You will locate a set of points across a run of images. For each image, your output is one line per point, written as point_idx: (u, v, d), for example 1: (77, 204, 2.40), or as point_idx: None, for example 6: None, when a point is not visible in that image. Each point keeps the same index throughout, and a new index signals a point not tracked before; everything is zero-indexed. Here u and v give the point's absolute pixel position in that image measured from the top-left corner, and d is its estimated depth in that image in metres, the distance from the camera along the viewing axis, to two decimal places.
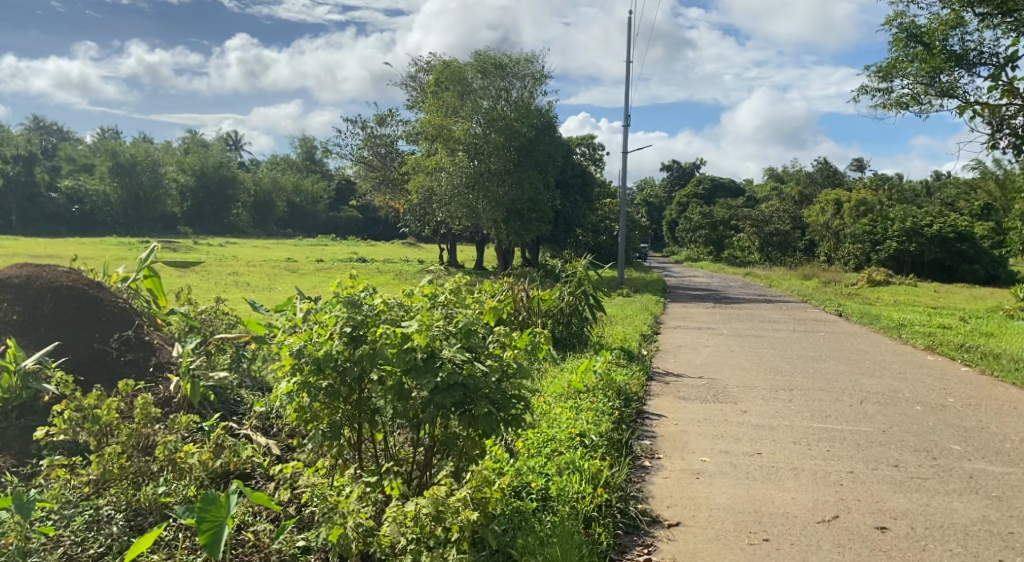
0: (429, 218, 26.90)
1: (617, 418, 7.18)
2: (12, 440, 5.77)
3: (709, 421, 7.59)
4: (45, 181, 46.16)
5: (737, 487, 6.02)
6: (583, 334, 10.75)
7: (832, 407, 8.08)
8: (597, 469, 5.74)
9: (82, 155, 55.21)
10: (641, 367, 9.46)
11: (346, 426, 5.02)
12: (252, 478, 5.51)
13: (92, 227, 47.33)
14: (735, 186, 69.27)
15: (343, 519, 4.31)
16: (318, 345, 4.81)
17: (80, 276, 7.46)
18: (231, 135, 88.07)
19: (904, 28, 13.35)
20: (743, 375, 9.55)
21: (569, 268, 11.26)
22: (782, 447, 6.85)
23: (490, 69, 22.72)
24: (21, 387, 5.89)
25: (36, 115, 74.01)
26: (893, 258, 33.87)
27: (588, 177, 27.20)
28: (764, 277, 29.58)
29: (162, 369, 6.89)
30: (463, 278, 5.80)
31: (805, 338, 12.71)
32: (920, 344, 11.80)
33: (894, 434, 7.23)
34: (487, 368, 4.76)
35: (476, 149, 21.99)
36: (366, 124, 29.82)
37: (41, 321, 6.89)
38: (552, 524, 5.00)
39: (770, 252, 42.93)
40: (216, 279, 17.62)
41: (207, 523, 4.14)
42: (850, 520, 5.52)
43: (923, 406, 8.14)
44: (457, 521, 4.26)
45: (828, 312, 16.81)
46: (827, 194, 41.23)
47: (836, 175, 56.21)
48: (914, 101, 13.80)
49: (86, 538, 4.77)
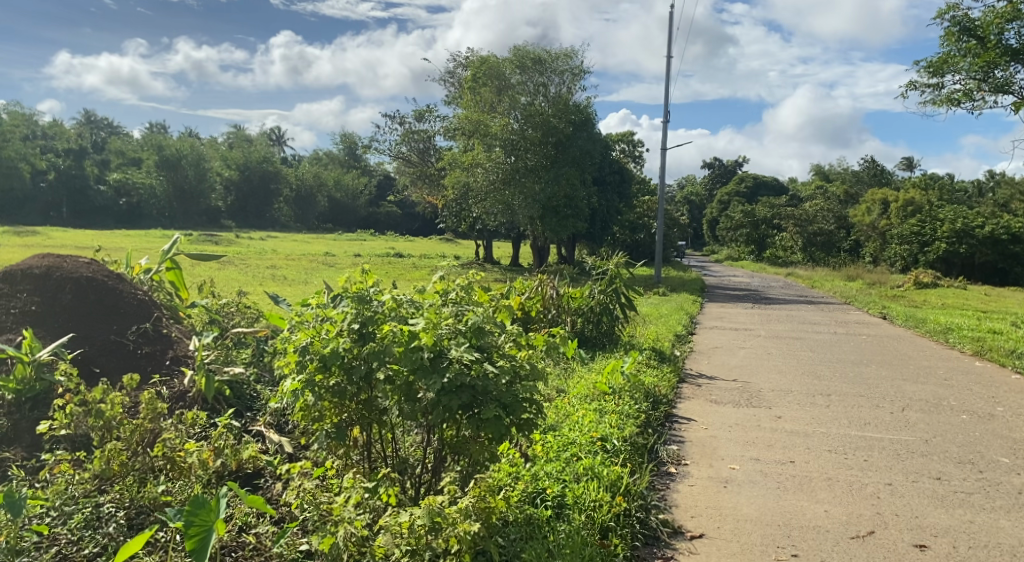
0: (465, 214, 26.69)
1: (644, 421, 6.89)
2: (23, 432, 5.52)
3: (740, 426, 7.25)
4: (94, 174, 46.88)
5: (766, 497, 5.69)
6: (614, 334, 10.39)
7: (872, 414, 7.67)
8: (617, 475, 5.45)
9: (131, 150, 56.06)
10: (673, 369, 9.10)
11: (353, 427, 4.80)
12: (261, 478, 5.36)
13: (139, 220, 48.09)
14: (779, 185, 68.11)
15: (335, 527, 4.12)
16: (326, 341, 4.58)
17: (101, 267, 7.35)
18: (275, 130, 89.34)
19: (957, 21, 12.81)
20: (779, 379, 9.17)
21: (601, 265, 10.89)
22: (817, 455, 6.50)
23: (529, 64, 22.41)
24: (34, 378, 5.73)
25: (87, 111, 75.49)
26: (942, 260, 32.89)
27: (626, 175, 26.83)
28: (806, 278, 28.93)
29: (178, 362, 6.67)
30: (482, 274, 5.58)
31: (846, 341, 12.23)
32: (969, 349, 11.30)
33: (937, 444, 6.83)
34: (497, 368, 4.52)
35: (512, 145, 21.72)
36: (404, 120, 29.60)
37: (59, 314, 6.71)
38: (566, 533, 4.76)
39: (813, 252, 42.21)
40: (251, 272, 17.58)
41: (195, 528, 3.99)
42: (885, 537, 5.17)
43: (969, 415, 7.70)
44: (455, 532, 4.05)
45: (871, 314, 16.28)
46: (874, 194, 40.33)
47: (884, 175, 54.96)
48: (966, 98, 13.18)
49: (82, 537, 4.66)
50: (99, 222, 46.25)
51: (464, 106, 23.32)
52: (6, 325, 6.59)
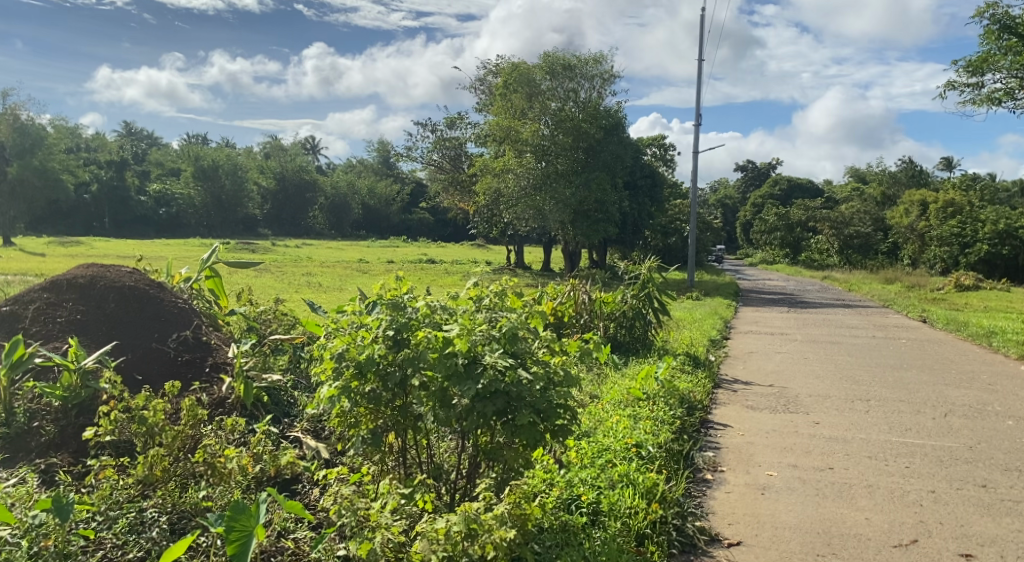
0: (497, 220, 26.77)
1: (678, 427, 6.84)
2: (69, 439, 5.59)
3: (777, 432, 7.18)
4: (135, 185, 48.24)
5: (805, 504, 5.62)
6: (648, 339, 10.33)
7: (913, 420, 7.57)
8: (653, 482, 5.41)
9: (170, 159, 57.10)
10: (708, 374, 9.05)
11: (389, 433, 4.81)
12: (299, 483, 5.42)
13: (178, 230, 49.42)
14: (814, 187, 67.39)
15: (373, 532, 4.17)
16: (362, 348, 4.62)
17: (143, 276, 7.48)
18: (309, 138, 91.03)
19: (997, 19, 12.62)
20: (817, 385, 9.03)
21: (634, 269, 10.92)
22: (857, 462, 6.40)
23: (559, 70, 22.50)
24: (80, 386, 5.77)
25: (127, 122, 77.46)
26: (984, 261, 32.29)
27: (658, 178, 26.67)
28: (844, 280, 28.53)
29: (217, 369, 6.72)
30: (516, 279, 5.60)
31: (886, 345, 12.03)
32: (1013, 354, 11.06)
33: (981, 450, 6.71)
34: (531, 375, 4.53)
35: (543, 150, 21.84)
36: (436, 126, 29.69)
37: (102, 322, 6.79)
38: (602, 541, 4.76)
39: (849, 255, 41.84)
40: (289, 280, 17.78)
41: (235, 533, 4.04)
42: (930, 545, 5.08)
43: (1014, 421, 7.54)
44: (491, 538, 4.05)
45: (911, 317, 16.02)
46: (913, 195, 39.68)
47: (922, 175, 54.03)
48: (1007, 97, 12.97)
49: (127, 541, 4.70)
50: (138, 232, 47.54)
51: (494, 113, 23.33)
52: (52, 333, 6.63)
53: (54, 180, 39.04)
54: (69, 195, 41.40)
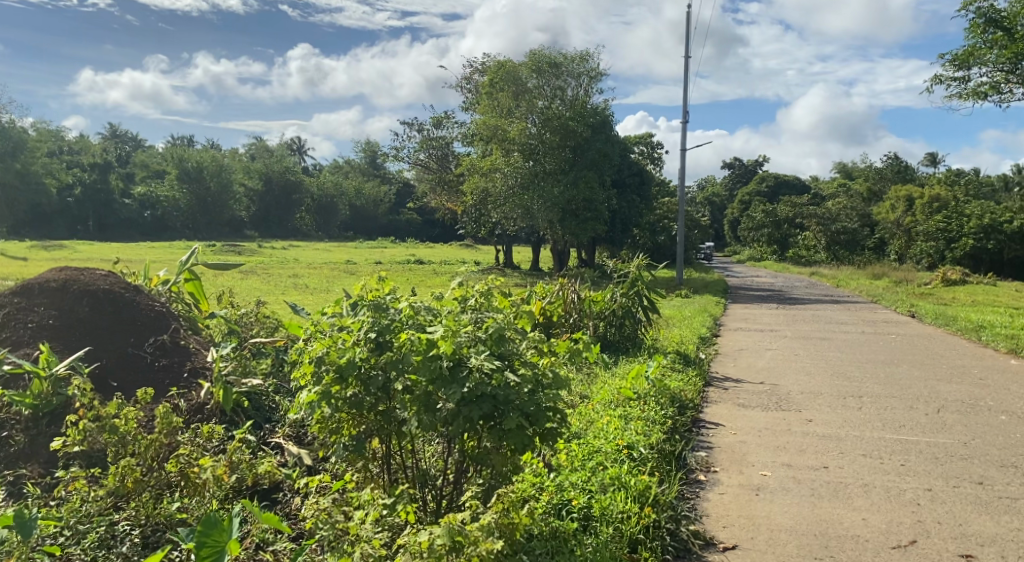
0: (485, 219, 26.61)
1: (669, 427, 6.69)
2: (40, 449, 5.38)
3: (769, 430, 7.05)
4: (119, 188, 47.68)
5: (801, 505, 5.49)
6: (638, 337, 10.18)
7: (906, 416, 7.44)
8: (645, 485, 5.27)
9: (155, 162, 56.54)
10: (699, 372, 8.92)
11: (372, 438, 4.65)
12: (280, 492, 5.26)
13: (163, 233, 48.91)
14: (801, 183, 67.48)
15: (353, 546, 4.00)
16: (342, 351, 4.45)
17: (118, 279, 7.24)
18: (296, 140, 90.66)
19: (982, 13, 12.56)
20: (808, 381, 8.91)
21: (623, 268, 10.77)
22: (851, 461, 6.28)
23: (545, 68, 22.28)
24: (52, 393, 5.59)
25: (112, 124, 76.89)
26: (969, 256, 32.43)
27: (646, 176, 26.57)
28: (832, 276, 28.52)
29: (196, 374, 6.51)
30: (503, 278, 5.46)
31: (876, 341, 11.92)
32: (1002, 348, 10.98)
33: (977, 446, 6.59)
34: (519, 377, 4.37)
35: (531, 149, 21.76)
36: (422, 126, 29.48)
37: (76, 327, 6.58)
38: (594, 548, 4.61)
39: (836, 251, 41.86)
40: (275, 283, 17.53)
41: (207, 548, 3.86)
42: (929, 546, 4.95)
43: (1008, 416, 7.43)
44: (476, 550, 3.89)
45: (898, 313, 15.96)
46: (899, 191, 39.76)
47: (907, 171, 54.23)
48: (993, 90, 12.92)
49: (97, 556, 4.50)
50: (124, 235, 46.94)
51: (481, 111, 23.16)
52: (23, 339, 6.43)
53: (37, 184, 38.46)
54: (52, 198, 40.77)
